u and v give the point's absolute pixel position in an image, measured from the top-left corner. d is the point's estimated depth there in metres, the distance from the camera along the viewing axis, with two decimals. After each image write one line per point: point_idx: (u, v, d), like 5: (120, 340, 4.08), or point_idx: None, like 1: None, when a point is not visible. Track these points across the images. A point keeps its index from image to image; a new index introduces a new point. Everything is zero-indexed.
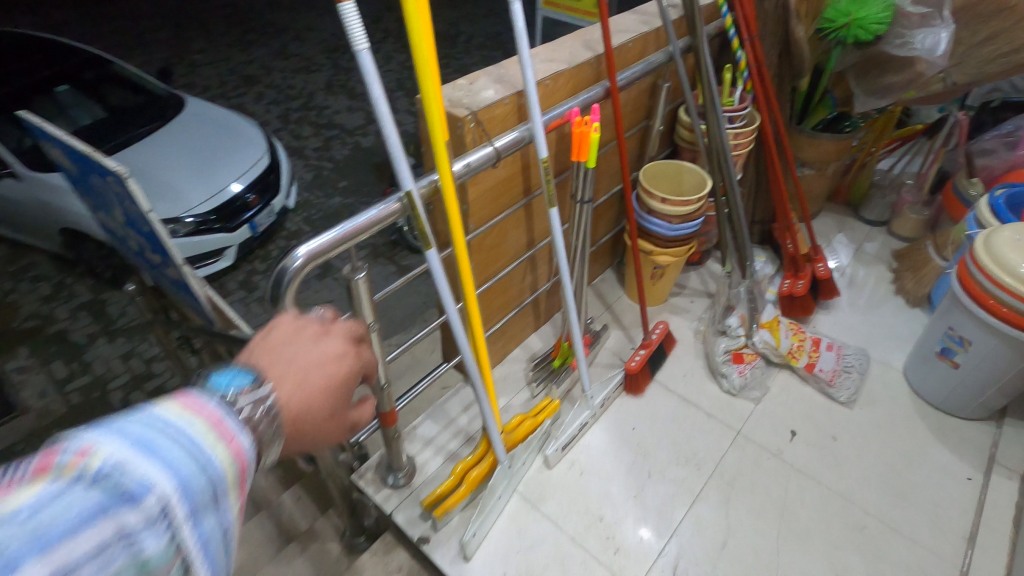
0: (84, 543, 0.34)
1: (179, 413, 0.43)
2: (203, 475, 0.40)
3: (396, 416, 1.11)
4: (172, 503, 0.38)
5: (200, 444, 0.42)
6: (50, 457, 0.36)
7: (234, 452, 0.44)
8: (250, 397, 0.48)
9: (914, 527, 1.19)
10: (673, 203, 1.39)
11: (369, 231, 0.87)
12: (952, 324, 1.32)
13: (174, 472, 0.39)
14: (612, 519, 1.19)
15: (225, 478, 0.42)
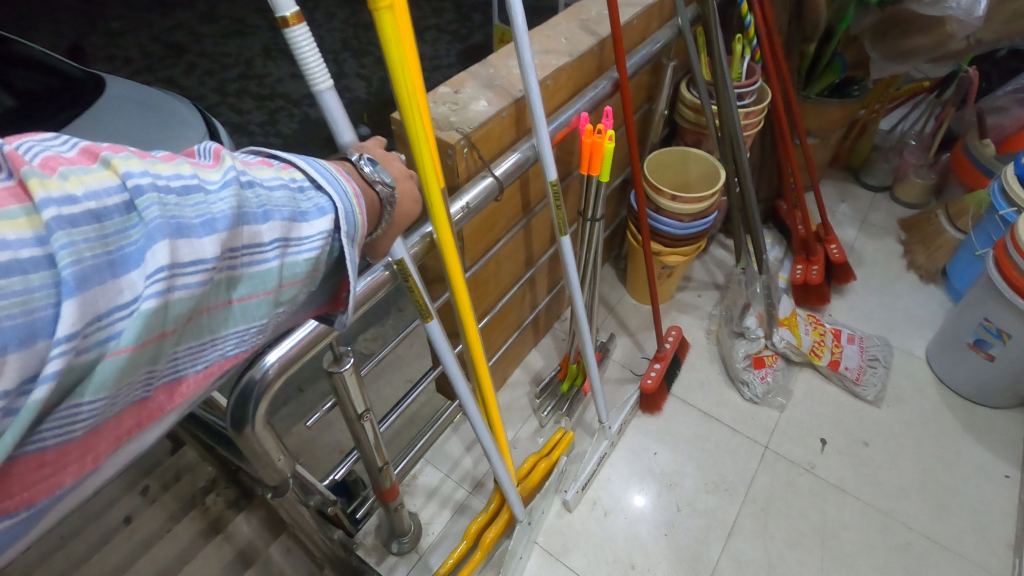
0: (211, 243, 0.38)
1: (335, 167, 0.50)
2: (355, 204, 0.49)
3: (398, 489, 0.95)
4: (335, 218, 0.47)
5: (352, 204, 0.49)
6: (265, 161, 0.46)
7: (363, 213, 0.51)
8: (384, 173, 0.54)
9: (959, 540, 1.12)
10: (684, 199, 1.23)
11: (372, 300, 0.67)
12: (988, 314, 1.22)
13: (335, 202, 0.47)
14: (645, 566, 1.08)
15: (362, 227, 0.50)
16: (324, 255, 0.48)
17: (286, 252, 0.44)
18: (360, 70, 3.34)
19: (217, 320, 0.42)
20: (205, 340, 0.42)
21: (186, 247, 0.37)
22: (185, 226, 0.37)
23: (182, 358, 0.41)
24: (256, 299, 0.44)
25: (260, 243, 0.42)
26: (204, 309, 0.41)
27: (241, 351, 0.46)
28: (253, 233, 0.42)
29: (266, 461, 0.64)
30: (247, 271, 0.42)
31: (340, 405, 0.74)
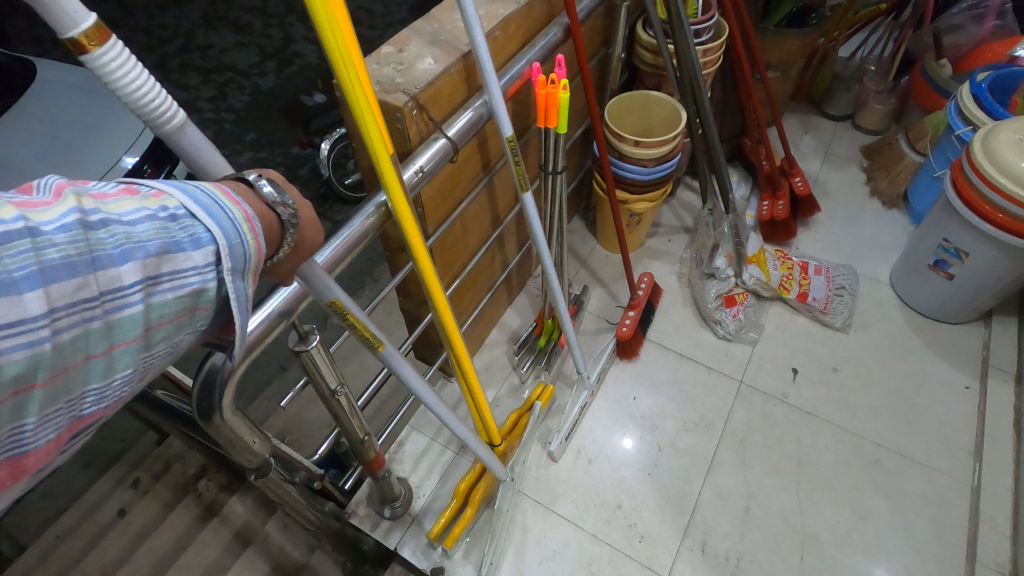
0: (36, 303, 0.31)
1: (226, 188, 0.42)
2: (249, 233, 0.41)
3: (384, 458, 0.97)
4: (219, 251, 0.39)
5: (243, 232, 0.41)
6: (132, 187, 0.38)
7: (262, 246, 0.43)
8: (287, 193, 0.46)
9: (925, 451, 1.17)
10: (647, 144, 1.22)
11: (346, 261, 0.67)
12: (946, 234, 1.25)
13: (221, 230, 0.39)
14: (631, 506, 1.12)
15: (255, 258, 0.42)
16: (211, 295, 0.41)
17: (157, 291, 0.37)
18: (308, 35, 3.19)
19: (65, 389, 0.35)
20: (53, 416, 0.35)
21: (9, 307, 0.30)
22: (8, 284, 0.30)
23: (28, 427, 0.34)
24: (122, 352, 0.37)
25: (124, 287, 0.35)
26: (51, 372, 0.33)
27: (108, 404, 0.39)
28: (107, 279, 0.34)
29: (239, 445, 0.63)
30: (101, 327, 0.35)
31: (314, 383, 0.74)
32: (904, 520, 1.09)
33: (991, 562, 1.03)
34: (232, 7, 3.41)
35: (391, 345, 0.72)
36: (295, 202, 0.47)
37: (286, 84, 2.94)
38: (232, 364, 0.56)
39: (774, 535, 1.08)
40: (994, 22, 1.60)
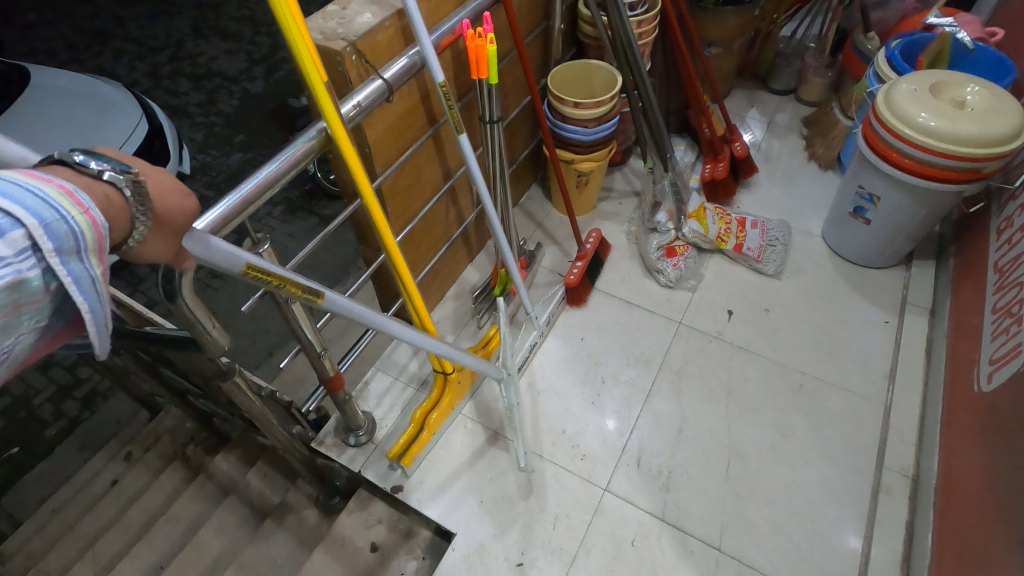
0: None
1: (33, 171, 0.43)
2: (72, 209, 0.41)
3: (343, 379, 1.06)
4: (36, 234, 0.40)
5: (67, 209, 0.42)
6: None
7: (95, 218, 0.44)
8: (118, 165, 0.47)
9: (845, 377, 1.29)
10: (587, 106, 1.35)
11: (258, 203, 0.74)
12: (861, 182, 1.37)
13: (36, 215, 0.40)
14: (574, 430, 1.23)
15: (91, 233, 0.43)
16: (35, 285, 0.41)
17: None
18: None
19: None
20: None
21: None
22: None
23: None
24: None
25: None
26: None
27: None
28: None
29: (198, 328, 0.74)
30: None
31: (270, 291, 0.85)
32: (821, 435, 1.20)
33: (897, 466, 1.14)
34: (221, 16, 3.55)
35: (332, 294, 0.74)
36: (135, 172, 0.48)
37: (272, 86, 3.08)
38: None
39: (704, 451, 1.19)
40: None
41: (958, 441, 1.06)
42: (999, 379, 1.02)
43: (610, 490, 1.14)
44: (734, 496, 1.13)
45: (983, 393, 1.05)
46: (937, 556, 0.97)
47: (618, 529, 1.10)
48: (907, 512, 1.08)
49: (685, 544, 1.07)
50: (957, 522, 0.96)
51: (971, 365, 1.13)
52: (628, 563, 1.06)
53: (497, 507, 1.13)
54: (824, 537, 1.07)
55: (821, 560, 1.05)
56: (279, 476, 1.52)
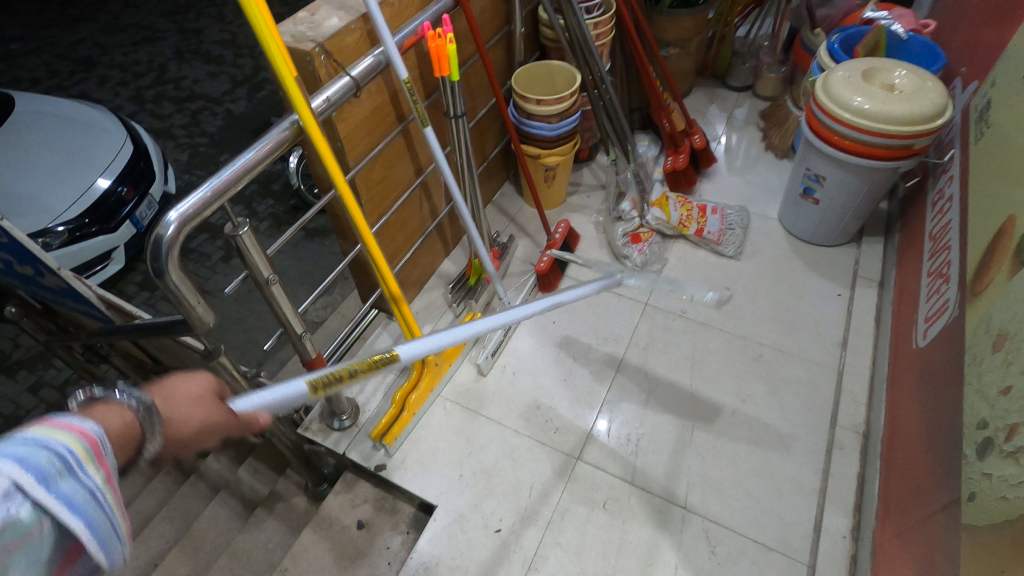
0: None
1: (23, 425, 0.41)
2: (58, 433, 0.38)
3: (324, 362, 1.13)
4: (22, 473, 0.35)
5: (54, 435, 0.39)
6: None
7: (84, 431, 0.41)
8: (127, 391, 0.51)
9: (801, 346, 1.37)
10: (548, 102, 1.43)
11: (238, 188, 0.81)
12: (808, 165, 1.47)
13: (23, 455, 0.36)
14: (548, 406, 1.30)
15: (81, 446, 0.39)
16: (28, 521, 0.35)
17: None
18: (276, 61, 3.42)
19: None
20: None
21: None
22: None
23: None
24: None
25: None
26: None
27: None
28: None
29: (188, 307, 0.81)
30: None
31: (252, 275, 0.92)
32: (779, 400, 1.28)
33: (849, 424, 1.22)
34: (203, 40, 3.64)
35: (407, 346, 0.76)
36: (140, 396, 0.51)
37: (256, 107, 3.16)
38: (174, 230, 0.74)
39: (669, 419, 1.26)
40: None
41: (901, 395, 1.14)
42: (933, 334, 1.10)
43: (582, 458, 1.21)
44: (699, 459, 1.20)
45: (921, 349, 1.13)
46: (884, 500, 1.04)
47: (590, 493, 1.16)
48: (859, 465, 1.16)
49: (653, 504, 1.14)
50: (900, 466, 1.04)
51: (912, 326, 1.21)
52: (600, 524, 1.12)
53: (476, 480, 1.19)
54: (782, 491, 1.14)
55: (780, 513, 1.12)
56: (269, 471, 1.57)
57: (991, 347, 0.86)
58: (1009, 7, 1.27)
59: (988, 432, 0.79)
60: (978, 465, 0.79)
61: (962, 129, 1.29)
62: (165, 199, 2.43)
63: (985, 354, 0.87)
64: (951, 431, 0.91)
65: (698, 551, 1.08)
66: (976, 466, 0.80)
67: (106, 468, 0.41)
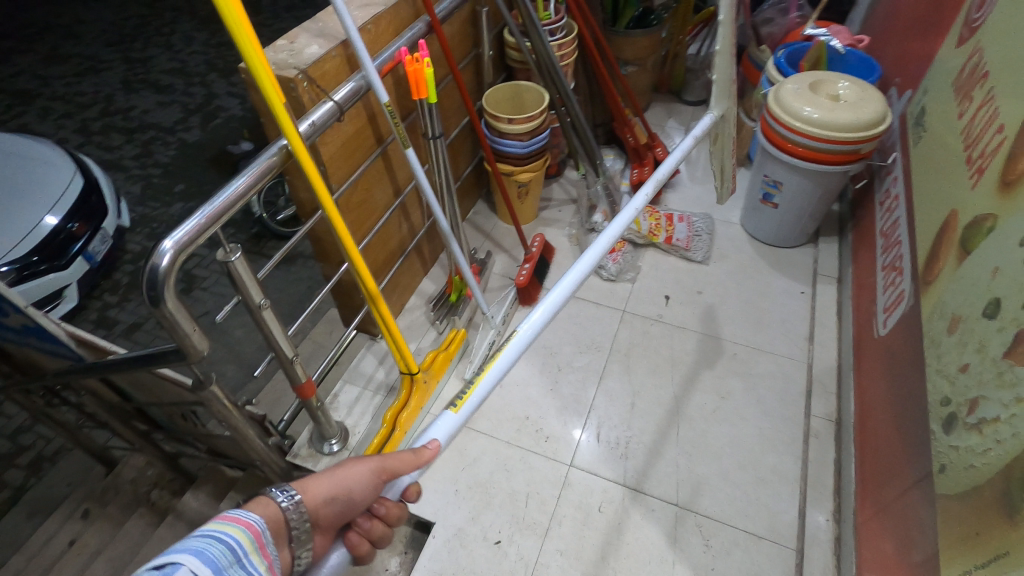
0: None
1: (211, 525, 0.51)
2: (229, 530, 0.47)
3: (314, 385, 1.12)
4: (204, 564, 0.43)
5: (227, 530, 0.48)
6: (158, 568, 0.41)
7: (249, 525, 0.50)
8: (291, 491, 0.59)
9: (771, 343, 1.44)
10: (519, 121, 1.48)
11: (231, 213, 0.82)
12: (766, 171, 1.56)
13: (208, 549, 0.45)
14: (537, 416, 1.32)
15: (247, 538, 0.48)
16: None
17: None
18: (230, 89, 3.37)
19: None
20: None
21: None
22: None
23: None
24: None
25: None
26: None
27: None
28: None
29: (183, 335, 0.80)
30: None
31: (243, 299, 0.92)
32: (756, 394, 1.34)
33: (822, 413, 1.29)
34: (152, 69, 3.55)
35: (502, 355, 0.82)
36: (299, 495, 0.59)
37: (212, 136, 3.10)
38: (169, 258, 0.73)
39: (655, 420, 1.30)
40: (795, 14, 1.99)
41: (868, 382, 1.22)
42: (892, 322, 1.18)
43: (575, 465, 1.24)
44: (686, 457, 1.24)
45: (882, 338, 1.21)
46: (861, 481, 1.11)
47: (586, 498, 1.19)
48: (834, 451, 1.22)
49: (647, 504, 1.17)
50: (872, 448, 1.11)
51: (872, 317, 1.30)
52: (597, 527, 1.15)
53: (472, 494, 1.20)
54: (766, 481, 1.20)
55: (766, 502, 1.17)
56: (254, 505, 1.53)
57: (946, 330, 0.94)
58: (934, 22, 1.40)
59: (953, 407, 0.86)
60: (945, 438, 0.86)
61: (901, 134, 1.40)
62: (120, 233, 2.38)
63: (943, 338, 0.95)
64: (917, 411, 0.98)
65: (692, 545, 1.12)
66: (944, 440, 0.87)
67: (266, 558, 0.49)
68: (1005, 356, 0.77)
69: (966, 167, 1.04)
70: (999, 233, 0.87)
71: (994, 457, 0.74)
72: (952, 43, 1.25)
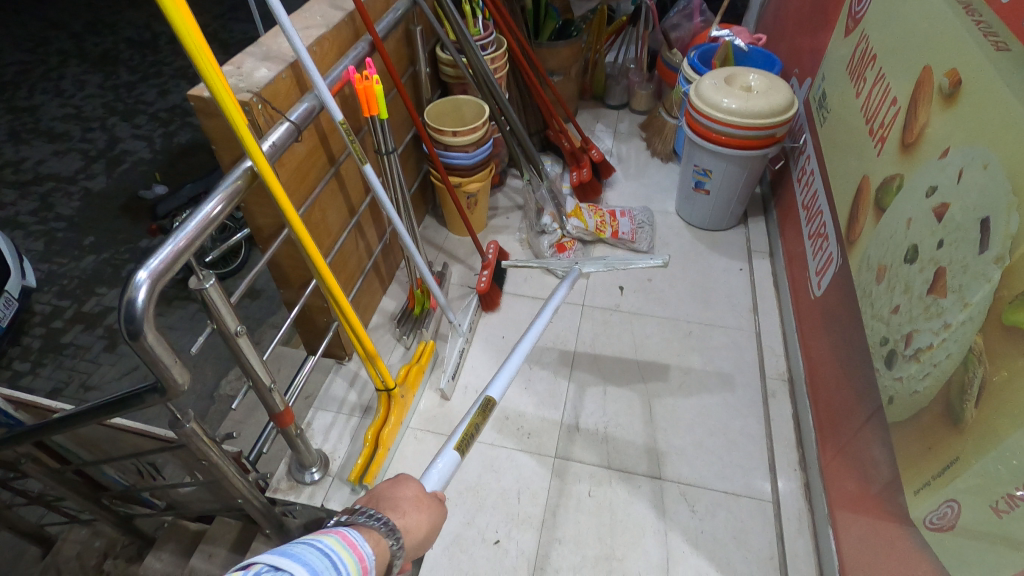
0: None
1: (340, 533, 0.59)
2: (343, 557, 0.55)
3: (292, 412, 1.10)
4: None
5: (341, 557, 0.56)
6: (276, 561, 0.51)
7: (361, 556, 0.57)
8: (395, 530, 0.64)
9: (720, 317, 1.55)
10: (463, 133, 1.53)
11: (202, 239, 0.81)
12: (695, 161, 1.69)
13: (315, 562, 0.53)
14: (516, 414, 1.35)
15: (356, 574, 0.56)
16: None
17: None
18: (135, 131, 3.18)
19: None
20: None
21: None
22: None
23: None
24: None
25: None
26: None
27: None
28: None
29: (164, 367, 0.78)
30: None
31: (217, 327, 0.90)
32: (715, 365, 1.43)
33: (775, 374, 1.40)
34: (42, 117, 3.30)
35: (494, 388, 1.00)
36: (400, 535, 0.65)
37: (119, 181, 2.92)
38: (146, 289, 0.72)
39: (629, 402, 1.36)
40: (699, 19, 2.17)
41: (811, 339, 1.34)
42: (825, 283, 1.31)
43: (560, 456, 1.27)
44: (662, 432, 1.31)
45: (818, 298, 1.34)
46: (820, 429, 1.21)
47: (574, 485, 1.22)
48: (791, 406, 1.33)
49: (632, 480, 1.23)
50: (825, 397, 1.22)
51: (806, 281, 1.43)
52: (591, 510, 1.18)
53: (465, 501, 1.20)
54: (736, 443, 1.28)
55: (740, 463, 1.25)
56: (229, 553, 1.45)
57: (874, 280, 1.06)
58: (820, 18, 1.58)
59: (890, 344, 0.97)
60: (888, 373, 0.97)
61: (807, 117, 1.56)
62: (10, 298, 2.28)
63: (873, 287, 1.06)
64: (859, 355, 1.10)
65: (679, 511, 1.18)
66: (887, 374, 0.98)
67: None
68: (929, 292, 0.89)
69: (869, 138, 1.19)
70: (907, 189, 1.00)
71: (934, 379, 0.85)
72: (839, 34, 1.42)
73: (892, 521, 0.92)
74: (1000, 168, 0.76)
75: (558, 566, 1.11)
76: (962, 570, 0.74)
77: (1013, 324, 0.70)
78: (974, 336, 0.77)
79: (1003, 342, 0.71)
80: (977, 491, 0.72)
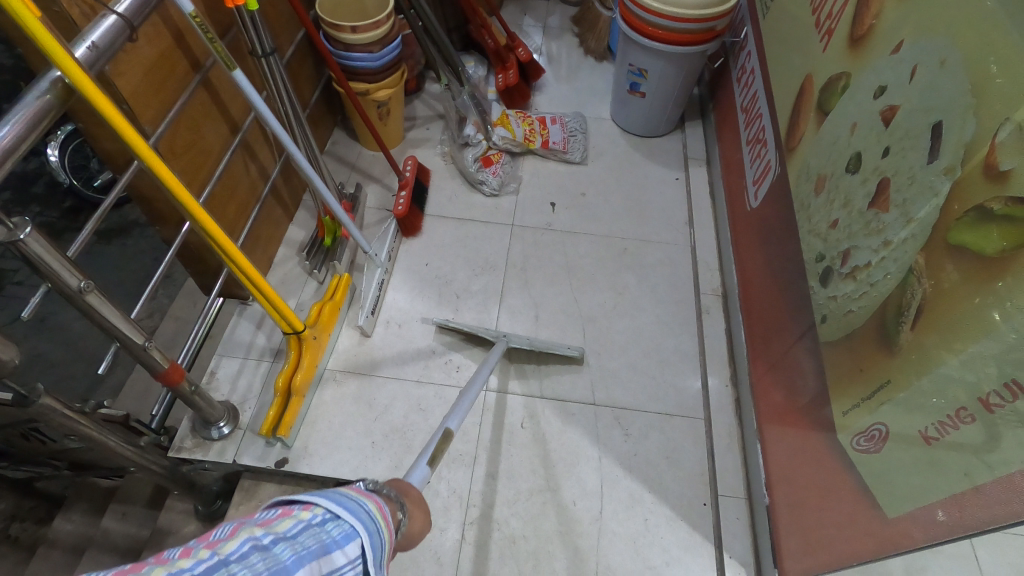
0: None
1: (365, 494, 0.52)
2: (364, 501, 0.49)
3: (181, 368, 0.96)
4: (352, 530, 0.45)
5: (362, 501, 0.49)
6: (284, 505, 0.45)
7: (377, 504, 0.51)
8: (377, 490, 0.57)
9: (655, 232, 1.47)
10: (365, 29, 1.29)
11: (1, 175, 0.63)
12: (630, 60, 1.53)
13: (349, 512, 0.46)
14: (444, 347, 1.26)
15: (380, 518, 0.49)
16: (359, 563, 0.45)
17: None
18: None
19: None
20: None
21: None
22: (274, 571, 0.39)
23: None
24: None
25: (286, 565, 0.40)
26: None
27: None
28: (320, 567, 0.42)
29: None
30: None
31: (55, 285, 0.73)
32: (650, 284, 1.38)
33: (709, 290, 1.36)
34: None
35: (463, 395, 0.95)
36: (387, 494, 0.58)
37: None
38: None
39: (562, 327, 1.30)
40: None
41: (746, 252, 1.29)
42: (762, 193, 1.25)
43: (489, 387, 1.21)
44: (596, 356, 1.26)
45: (754, 209, 1.28)
46: (751, 344, 1.19)
47: (509, 404, 1.19)
48: (724, 322, 1.31)
49: (566, 408, 1.19)
50: (758, 313, 1.19)
51: (743, 190, 1.36)
52: (524, 443, 1.14)
53: (391, 444, 1.14)
54: (669, 362, 1.26)
55: (672, 383, 1.23)
56: (144, 511, 1.35)
57: (814, 191, 1.00)
58: None
59: (827, 261, 0.93)
60: (823, 291, 0.93)
61: (750, 7, 1.42)
62: None
63: (812, 199, 1.00)
64: (793, 271, 1.05)
65: (613, 436, 1.16)
66: (822, 292, 0.94)
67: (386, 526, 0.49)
68: (870, 207, 0.83)
69: (815, 31, 1.07)
70: (854, 89, 0.91)
71: (869, 299, 0.81)
72: None
73: (816, 437, 0.92)
74: (959, 65, 0.67)
75: (491, 500, 1.08)
76: (886, 492, 0.74)
77: (960, 244, 0.64)
78: (915, 256, 0.72)
79: (943, 262, 0.67)
80: (903, 413, 0.70)
